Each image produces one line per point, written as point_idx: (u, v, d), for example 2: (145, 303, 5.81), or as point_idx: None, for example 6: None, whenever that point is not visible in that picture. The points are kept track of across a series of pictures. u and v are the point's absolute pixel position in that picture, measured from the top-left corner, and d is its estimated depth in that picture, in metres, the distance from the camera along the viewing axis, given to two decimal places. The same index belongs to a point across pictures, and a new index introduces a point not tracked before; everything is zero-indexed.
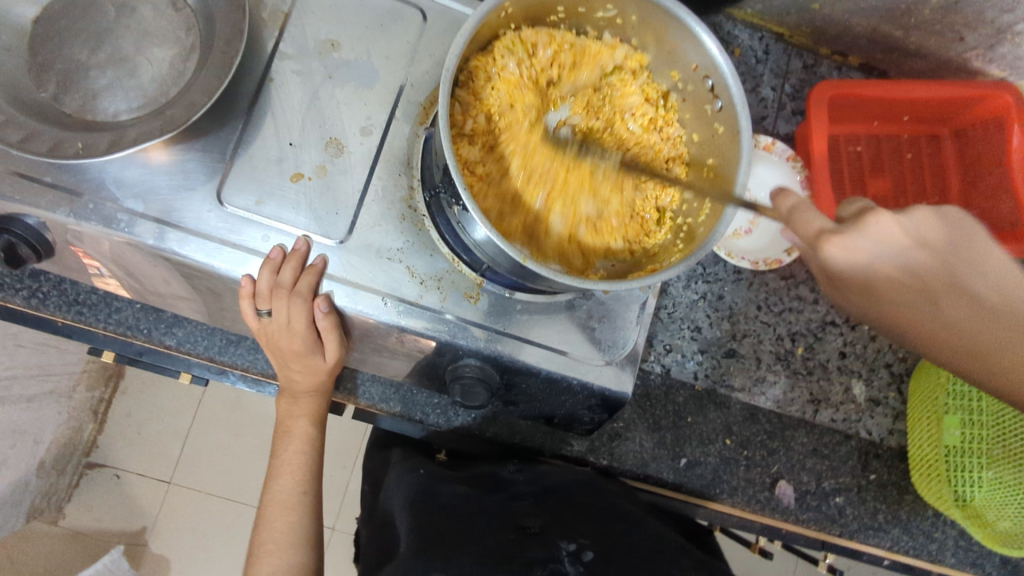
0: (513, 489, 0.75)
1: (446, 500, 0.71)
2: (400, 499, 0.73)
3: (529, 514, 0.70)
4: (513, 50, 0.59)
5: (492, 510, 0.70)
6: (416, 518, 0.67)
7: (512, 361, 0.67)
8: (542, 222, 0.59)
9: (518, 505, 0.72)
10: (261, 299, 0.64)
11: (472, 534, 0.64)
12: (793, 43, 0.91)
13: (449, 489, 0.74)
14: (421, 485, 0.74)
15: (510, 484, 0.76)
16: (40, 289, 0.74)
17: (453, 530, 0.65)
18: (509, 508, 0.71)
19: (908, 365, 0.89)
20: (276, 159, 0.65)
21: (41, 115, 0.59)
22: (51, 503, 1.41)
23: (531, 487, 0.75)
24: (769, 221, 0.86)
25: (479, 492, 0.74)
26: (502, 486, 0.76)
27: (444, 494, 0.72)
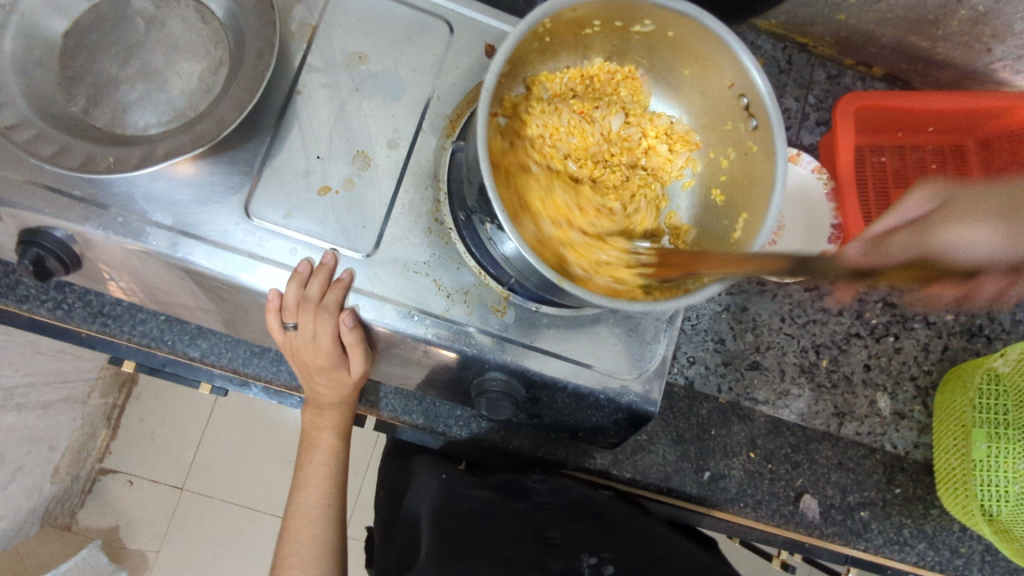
0: (536, 499, 0.74)
1: (468, 509, 0.70)
2: (423, 504, 0.72)
3: (553, 525, 0.69)
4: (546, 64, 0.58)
5: (515, 519, 0.69)
6: (438, 528, 0.66)
7: (538, 375, 0.66)
8: None
9: (541, 515, 0.71)
10: (288, 312, 0.64)
11: (495, 546, 0.63)
12: (817, 53, 0.91)
13: (472, 496, 0.73)
14: (443, 490, 0.73)
15: (532, 494, 0.75)
16: (65, 300, 0.74)
17: (475, 542, 0.64)
18: (533, 518, 0.70)
19: (934, 378, 0.88)
20: (304, 173, 0.65)
21: (72, 129, 0.59)
22: (65, 508, 1.42)
23: (553, 498, 0.74)
24: (795, 234, 0.85)
25: (504, 500, 0.73)
26: (523, 493, 0.75)
27: (467, 501, 0.71)
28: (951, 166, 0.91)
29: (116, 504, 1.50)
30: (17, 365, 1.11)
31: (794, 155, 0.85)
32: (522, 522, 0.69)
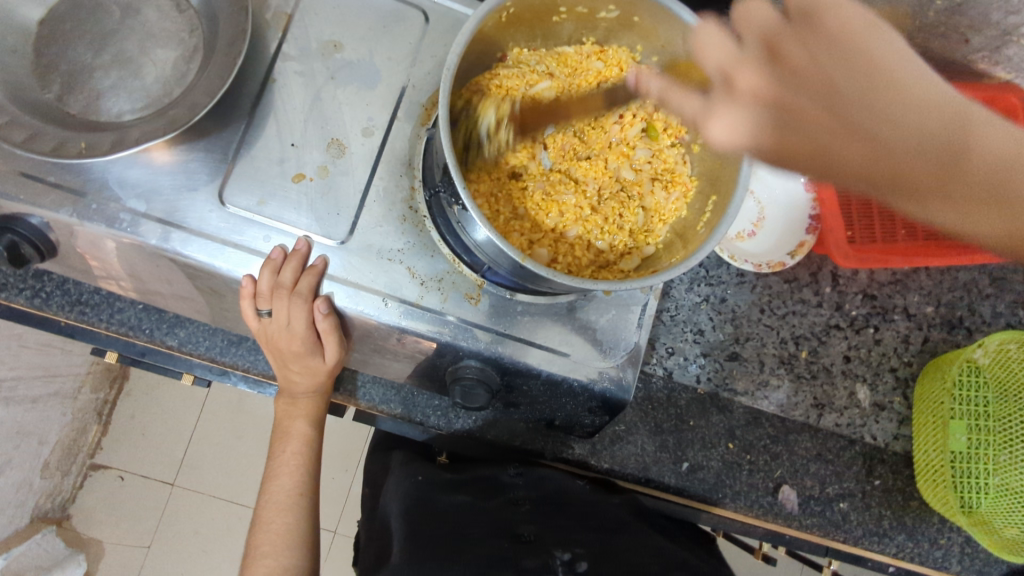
0: (511, 494, 0.75)
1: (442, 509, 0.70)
2: (397, 503, 0.73)
3: (526, 521, 0.69)
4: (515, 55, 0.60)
5: (488, 517, 0.70)
6: (411, 529, 0.66)
7: (511, 363, 0.67)
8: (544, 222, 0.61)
9: (517, 512, 0.71)
10: (262, 299, 0.64)
11: (465, 542, 0.64)
12: None
13: (447, 500, 0.72)
14: (417, 492, 0.73)
15: (508, 488, 0.76)
16: (44, 289, 0.74)
17: (447, 540, 0.64)
18: (509, 514, 0.71)
19: (913, 370, 0.88)
20: (278, 160, 0.65)
21: (45, 114, 0.59)
22: (56, 504, 1.41)
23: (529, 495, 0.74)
24: (774, 224, 0.86)
25: (478, 501, 0.73)
26: (498, 489, 0.76)
27: (442, 502, 0.71)
28: None
29: (106, 500, 1.50)
30: (4, 358, 1.11)
31: None
32: (496, 520, 0.69)
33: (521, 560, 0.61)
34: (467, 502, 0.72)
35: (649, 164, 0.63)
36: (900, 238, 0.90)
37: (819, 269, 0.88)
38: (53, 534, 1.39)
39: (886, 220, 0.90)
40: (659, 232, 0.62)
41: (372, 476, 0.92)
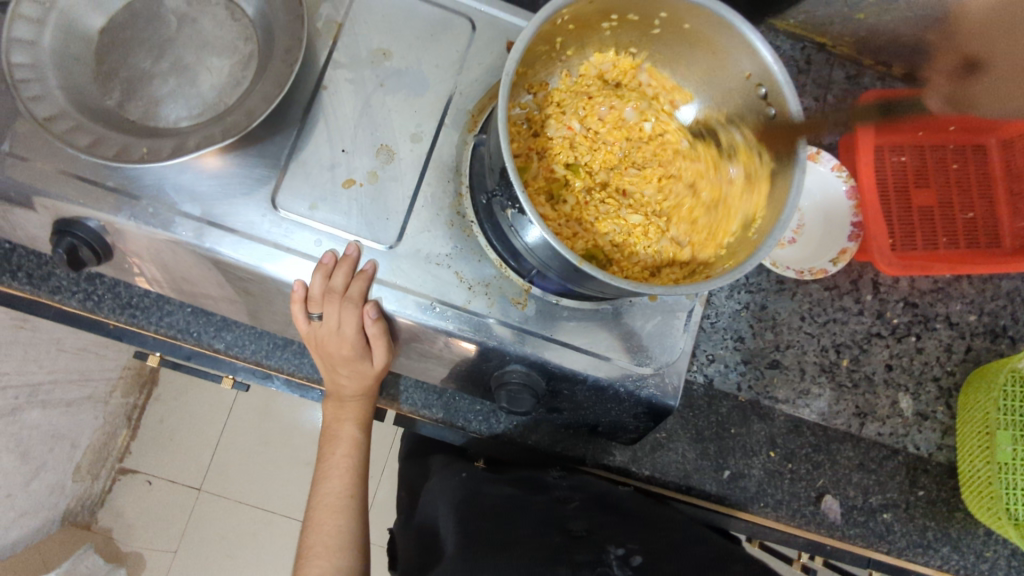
0: (556, 493, 0.74)
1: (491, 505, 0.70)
2: (444, 498, 0.73)
3: (576, 517, 0.69)
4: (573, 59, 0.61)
5: (534, 514, 0.69)
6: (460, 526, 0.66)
7: (558, 367, 0.67)
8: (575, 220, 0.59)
9: (563, 509, 0.71)
10: (313, 303, 0.65)
11: (514, 538, 0.64)
12: (836, 54, 0.91)
13: (494, 492, 0.74)
14: (465, 489, 0.73)
15: (552, 488, 0.76)
16: (96, 292, 0.75)
17: (495, 538, 0.64)
18: (558, 508, 0.71)
19: (957, 379, 0.87)
20: (329, 166, 0.66)
21: (106, 121, 0.61)
22: (84, 508, 1.44)
23: (576, 492, 0.74)
24: (815, 231, 0.85)
25: (524, 495, 0.73)
26: (544, 488, 0.76)
27: (488, 497, 0.72)
28: (973, 166, 0.91)
29: (138, 504, 1.54)
30: (42, 361, 1.14)
31: (813, 154, 0.85)
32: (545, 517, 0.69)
33: (572, 555, 0.60)
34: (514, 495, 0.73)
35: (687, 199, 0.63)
36: (942, 246, 0.89)
37: (860, 277, 0.87)
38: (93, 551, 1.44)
39: (928, 229, 0.90)
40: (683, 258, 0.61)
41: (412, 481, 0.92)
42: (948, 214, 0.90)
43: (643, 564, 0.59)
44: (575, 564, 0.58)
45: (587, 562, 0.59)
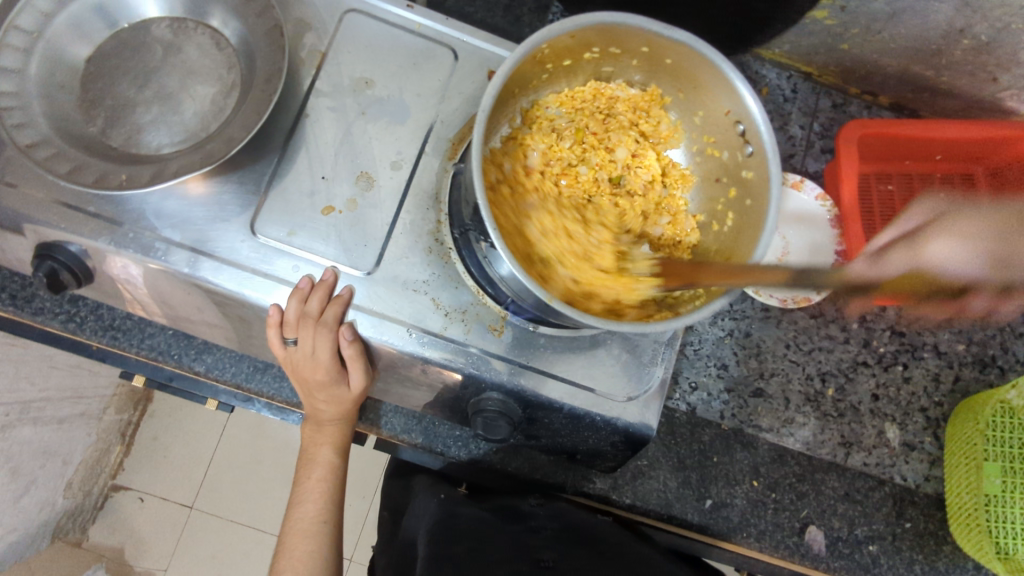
0: (531, 521, 0.73)
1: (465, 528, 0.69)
2: (420, 524, 0.72)
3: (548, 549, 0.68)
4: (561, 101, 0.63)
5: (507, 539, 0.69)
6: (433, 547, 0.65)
7: (534, 396, 0.67)
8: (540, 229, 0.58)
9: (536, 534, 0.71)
10: (288, 328, 0.65)
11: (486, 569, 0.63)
12: (821, 82, 0.91)
13: (468, 514, 0.72)
14: (440, 511, 0.72)
15: (529, 517, 0.74)
16: (79, 313, 0.75)
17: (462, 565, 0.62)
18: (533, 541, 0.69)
19: (944, 410, 0.86)
20: (308, 192, 0.67)
21: (88, 147, 0.61)
22: (76, 524, 1.44)
23: (552, 522, 0.73)
24: (800, 260, 0.85)
25: (500, 523, 0.72)
26: (521, 518, 0.74)
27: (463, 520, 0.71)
28: None
29: (129, 522, 1.54)
30: (34, 378, 1.16)
31: (797, 182, 0.85)
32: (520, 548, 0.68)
33: None
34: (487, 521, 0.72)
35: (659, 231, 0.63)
36: None
37: (845, 304, 0.87)
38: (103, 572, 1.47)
39: None
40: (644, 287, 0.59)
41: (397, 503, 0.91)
42: None
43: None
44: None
45: None
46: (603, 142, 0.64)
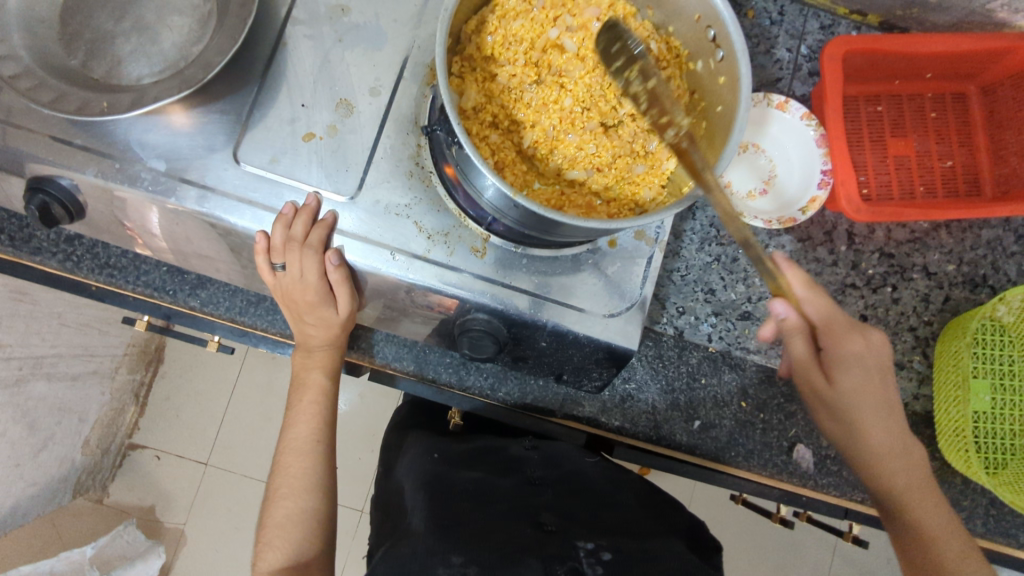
0: (528, 474, 0.80)
1: (462, 483, 0.75)
2: (414, 479, 0.77)
3: (548, 509, 0.72)
4: (545, 12, 0.63)
5: (504, 495, 0.75)
6: (433, 500, 0.70)
7: (518, 314, 0.68)
8: (519, 150, 0.64)
9: (534, 493, 0.75)
10: (275, 253, 0.66)
11: (489, 522, 0.67)
12: (809, 3, 0.89)
13: (463, 476, 0.77)
14: (433, 470, 0.77)
15: (524, 468, 0.81)
16: (75, 253, 0.77)
17: (466, 519, 0.67)
18: (529, 497, 0.75)
19: (934, 329, 0.86)
20: (289, 120, 0.68)
21: (69, 77, 0.62)
22: (96, 481, 1.51)
23: (545, 474, 0.79)
24: (787, 184, 0.84)
25: (491, 478, 0.78)
26: (516, 467, 0.82)
27: (459, 479, 0.76)
28: (951, 114, 0.89)
29: (148, 479, 1.59)
30: (44, 335, 1.20)
31: (782, 103, 0.83)
32: (519, 502, 0.73)
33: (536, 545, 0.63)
34: (481, 478, 0.78)
35: (638, 146, 0.65)
36: (919, 196, 0.88)
37: (834, 227, 0.86)
38: (134, 526, 1.53)
39: (905, 178, 0.89)
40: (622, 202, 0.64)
41: (391, 454, 0.94)
42: (926, 163, 0.89)
43: (612, 560, 0.61)
44: (547, 555, 0.61)
45: (558, 555, 0.61)
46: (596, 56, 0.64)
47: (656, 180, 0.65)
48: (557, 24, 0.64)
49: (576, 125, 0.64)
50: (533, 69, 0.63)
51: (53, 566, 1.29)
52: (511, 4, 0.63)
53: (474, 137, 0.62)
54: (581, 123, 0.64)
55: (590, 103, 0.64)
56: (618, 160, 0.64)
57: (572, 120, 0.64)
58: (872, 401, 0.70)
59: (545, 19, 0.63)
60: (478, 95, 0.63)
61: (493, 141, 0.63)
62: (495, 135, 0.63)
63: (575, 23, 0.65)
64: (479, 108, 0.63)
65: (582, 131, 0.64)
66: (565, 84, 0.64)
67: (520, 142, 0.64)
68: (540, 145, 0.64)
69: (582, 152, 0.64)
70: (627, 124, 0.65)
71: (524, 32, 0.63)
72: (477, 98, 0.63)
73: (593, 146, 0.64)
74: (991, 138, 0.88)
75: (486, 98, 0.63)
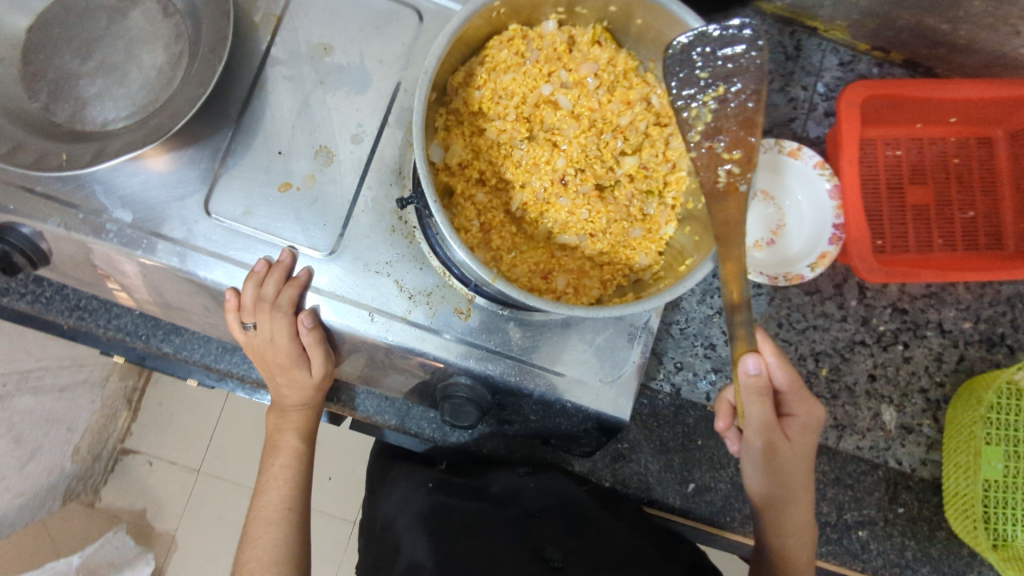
0: (525, 505, 0.73)
1: (460, 522, 0.69)
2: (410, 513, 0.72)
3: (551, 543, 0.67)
4: (539, 63, 0.59)
5: (504, 528, 0.70)
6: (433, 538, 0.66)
7: (503, 381, 0.64)
8: (507, 211, 0.60)
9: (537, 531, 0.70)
10: (246, 312, 0.63)
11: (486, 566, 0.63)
12: (829, 38, 0.83)
13: (461, 505, 0.72)
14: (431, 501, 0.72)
15: (521, 496, 0.74)
16: (43, 294, 0.74)
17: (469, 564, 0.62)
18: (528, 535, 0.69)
19: (946, 391, 0.82)
20: (264, 169, 0.64)
21: (30, 124, 0.58)
22: (87, 486, 1.46)
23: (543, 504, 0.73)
24: (796, 236, 0.79)
25: (491, 510, 0.72)
26: (512, 499, 0.74)
27: (457, 513, 0.71)
28: (975, 161, 0.84)
29: (139, 484, 1.53)
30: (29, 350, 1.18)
31: (794, 150, 0.78)
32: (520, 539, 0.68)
33: None
34: (479, 510, 0.72)
35: (637, 208, 0.60)
36: (936, 248, 0.83)
37: (844, 281, 0.82)
38: (123, 531, 1.49)
39: (921, 228, 0.83)
40: (617, 270, 0.61)
41: (374, 482, 0.85)
42: (945, 213, 0.83)
43: None
44: None
45: None
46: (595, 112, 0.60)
47: (654, 246, 0.60)
48: (552, 77, 0.59)
49: (569, 187, 0.59)
50: (524, 125, 0.59)
51: None
52: (501, 55, 0.57)
53: (459, 199, 0.58)
54: (574, 186, 0.59)
55: (584, 163, 0.60)
56: (613, 225, 0.60)
57: (565, 181, 0.59)
58: (803, 465, 0.64)
59: (539, 72, 0.59)
60: (465, 153, 0.58)
61: (480, 202, 0.59)
62: (482, 195, 0.59)
63: (571, 76, 0.60)
64: (464, 166, 0.58)
65: (576, 194, 0.59)
66: (559, 142, 0.59)
67: (509, 202, 0.60)
68: (529, 207, 0.60)
69: (575, 215, 0.60)
70: (624, 185, 0.60)
71: (515, 86, 0.58)
72: (463, 156, 0.58)
73: (586, 211, 0.59)
74: (1016, 188, 0.82)
75: (473, 155, 0.59)
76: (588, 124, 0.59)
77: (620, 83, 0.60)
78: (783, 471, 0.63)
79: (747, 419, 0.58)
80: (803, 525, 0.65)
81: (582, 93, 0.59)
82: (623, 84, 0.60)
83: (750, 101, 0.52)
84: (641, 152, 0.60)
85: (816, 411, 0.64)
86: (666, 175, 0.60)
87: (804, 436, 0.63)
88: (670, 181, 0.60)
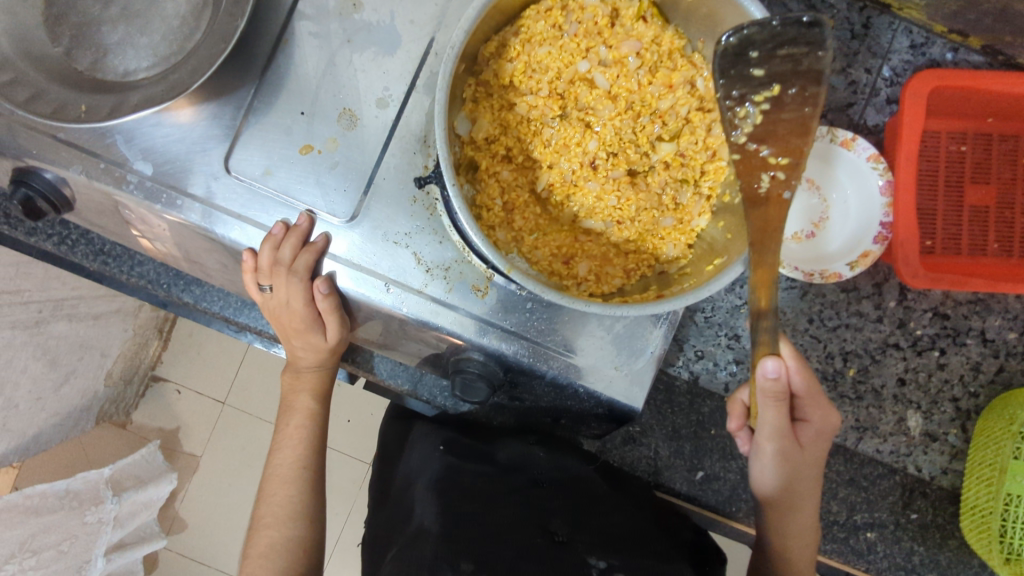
0: (534, 474, 0.73)
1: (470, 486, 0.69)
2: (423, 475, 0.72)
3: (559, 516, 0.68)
4: (577, 37, 0.55)
5: (514, 496, 0.69)
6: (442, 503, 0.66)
7: (516, 361, 0.63)
8: (531, 192, 0.57)
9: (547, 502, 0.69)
10: (263, 274, 0.62)
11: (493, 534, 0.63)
12: (903, 16, 0.76)
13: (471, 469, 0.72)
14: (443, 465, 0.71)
15: (531, 466, 0.74)
16: (69, 237, 0.75)
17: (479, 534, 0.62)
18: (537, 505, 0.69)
19: (979, 402, 0.78)
20: (286, 128, 0.62)
21: (51, 69, 0.57)
22: (119, 408, 1.49)
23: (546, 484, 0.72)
24: (838, 230, 0.75)
25: (501, 476, 0.72)
26: (520, 467, 0.73)
27: (468, 475, 0.70)
28: None
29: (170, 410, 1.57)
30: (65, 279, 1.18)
31: (848, 140, 0.72)
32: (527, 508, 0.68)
33: None
34: (490, 475, 0.72)
35: (669, 199, 0.57)
36: (989, 253, 0.78)
37: (885, 280, 0.78)
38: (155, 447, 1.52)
39: (977, 229, 0.78)
40: (642, 260, 0.58)
41: (390, 447, 0.86)
42: (1004, 215, 0.78)
43: None
44: None
45: None
46: (633, 92, 0.56)
47: (683, 239, 0.57)
48: (591, 52, 0.55)
49: (598, 170, 0.56)
50: (556, 103, 0.55)
51: (70, 485, 1.25)
52: (538, 26, 0.54)
53: (482, 177, 0.56)
54: (605, 170, 0.56)
55: (617, 146, 0.56)
56: (642, 213, 0.57)
57: (595, 164, 0.56)
58: (812, 473, 0.63)
59: (576, 45, 0.55)
60: (492, 128, 0.55)
61: (504, 180, 0.56)
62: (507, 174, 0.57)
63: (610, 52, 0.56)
64: (491, 142, 0.56)
65: (605, 179, 0.57)
66: (591, 123, 0.56)
67: (535, 182, 0.58)
68: (555, 189, 0.57)
69: (602, 201, 0.57)
70: (657, 173, 0.57)
71: (550, 60, 0.54)
72: (491, 131, 0.56)
73: (614, 197, 0.57)
74: None
75: (500, 130, 0.56)
76: (625, 105, 0.56)
77: (663, 63, 0.56)
78: (795, 476, 0.61)
79: (760, 423, 0.57)
80: (806, 530, 0.64)
81: (621, 71, 0.55)
82: (667, 64, 0.56)
83: (806, 106, 0.48)
84: (679, 139, 0.56)
85: (831, 419, 0.62)
86: (703, 165, 0.56)
87: (817, 444, 0.62)
88: (707, 171, 0.56)
